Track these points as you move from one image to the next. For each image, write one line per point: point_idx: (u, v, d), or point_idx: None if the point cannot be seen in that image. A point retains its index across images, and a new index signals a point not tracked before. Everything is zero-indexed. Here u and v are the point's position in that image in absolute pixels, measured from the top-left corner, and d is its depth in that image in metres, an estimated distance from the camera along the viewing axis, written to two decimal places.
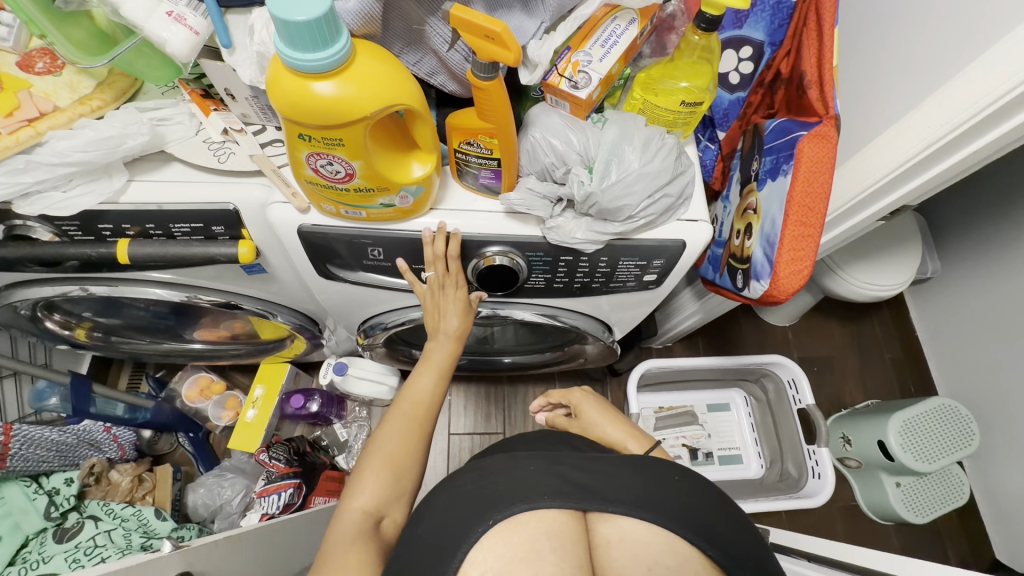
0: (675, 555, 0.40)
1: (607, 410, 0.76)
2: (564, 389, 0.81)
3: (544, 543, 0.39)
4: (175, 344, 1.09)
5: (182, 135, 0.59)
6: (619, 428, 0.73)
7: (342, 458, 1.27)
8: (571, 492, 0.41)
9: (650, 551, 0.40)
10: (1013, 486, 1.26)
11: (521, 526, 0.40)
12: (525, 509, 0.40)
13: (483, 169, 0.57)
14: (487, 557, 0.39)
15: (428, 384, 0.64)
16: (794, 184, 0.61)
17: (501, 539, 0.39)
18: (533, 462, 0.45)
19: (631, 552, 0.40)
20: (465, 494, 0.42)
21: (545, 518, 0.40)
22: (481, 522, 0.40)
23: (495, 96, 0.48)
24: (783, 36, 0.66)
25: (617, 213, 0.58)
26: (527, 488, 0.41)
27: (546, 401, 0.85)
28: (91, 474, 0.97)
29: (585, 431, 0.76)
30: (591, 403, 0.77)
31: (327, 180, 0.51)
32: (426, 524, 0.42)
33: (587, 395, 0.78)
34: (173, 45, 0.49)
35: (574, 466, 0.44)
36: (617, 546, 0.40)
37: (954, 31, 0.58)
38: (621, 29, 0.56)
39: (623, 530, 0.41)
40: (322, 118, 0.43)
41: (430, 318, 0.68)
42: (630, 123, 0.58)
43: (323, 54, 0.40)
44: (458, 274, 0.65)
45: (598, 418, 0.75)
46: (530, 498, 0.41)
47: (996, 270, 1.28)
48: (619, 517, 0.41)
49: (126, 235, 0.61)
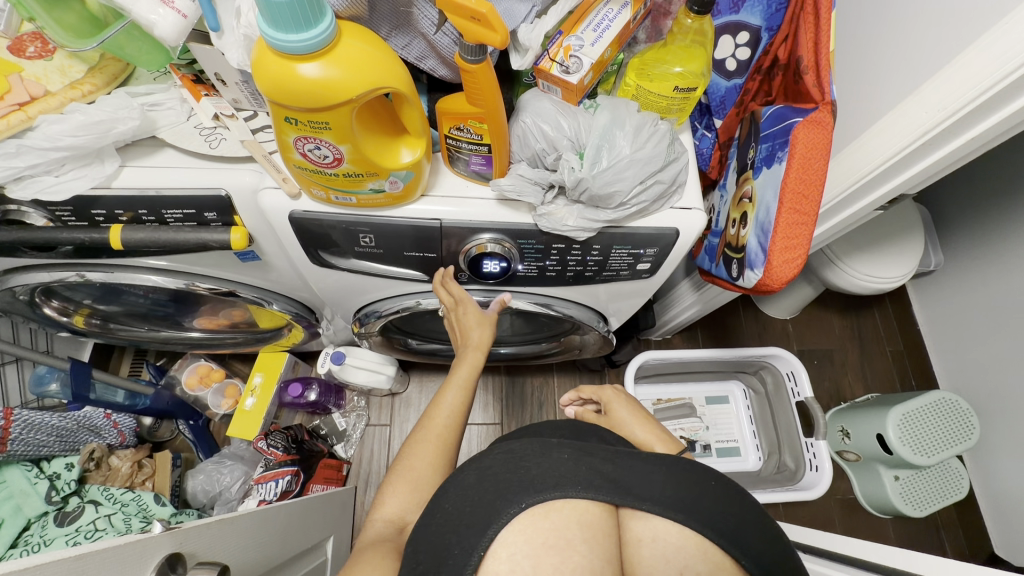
0: (707, 562, 0.39)
1: (639, 412, 0.76)
2: (596, 386, 0.81)
3: (575, 533, 0.38)
4: (173, 332, 1.09)
5: (174, 120, 0.59)
6: (646, 430, 0.72)
7: (341, 447, 1.29)
8: (604, 486, 0.39)
9: (681, 554, 0.38)
10: (1011, 480, 1.26)
11: (553, 513, 0.38)
12: (558, 496, 0.38)
13: (474, 156, 0.57)
14: (517, 540, 0.37)
15: (452, 399, 0.66)
16: (789, 171, 0.60)
17: (531, 523, 0.37)
18: (563, 448, 0.41)
19: (662, 555, 0.38)
20: (494, 473, 0.39)
21: (577, 509, 0.38)
22: (514, 504, 0.37)
23: (483, 79, 0.47)
24: (780, 20, 0.64)
25: (608, 200, 0.58)
26: (558, 475, 0.39)
27: (576, 396, 0.85)
28: (91, 458, 0.98)
29: (614, 427, 0.75)
30: (624, 401, 0.77)
31: (315, 165, 0.51)
32: (431, 511, 0.41)
33: (619, 394, 0.79)
34: (161, 29, 0.49)
35: (605, 458, 0.41)
36: (648, 546, 0.39)
37: (952, 17, 0.57)
38: (613, 14, 0.56)
39: (655, 530, 0.39)
40: (308, 101, 0.43)
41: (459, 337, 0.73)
42: (622, 109, 0.58)
43: (306, 34, 0.40)
44: (466, 302, 0.70)
45: (628, 417, 0.74)
46: (562, 486, 0.38)
47: (999, 262, 1.27)
48: (650, 516, 0.39)
49: (119, 220, 0.62)
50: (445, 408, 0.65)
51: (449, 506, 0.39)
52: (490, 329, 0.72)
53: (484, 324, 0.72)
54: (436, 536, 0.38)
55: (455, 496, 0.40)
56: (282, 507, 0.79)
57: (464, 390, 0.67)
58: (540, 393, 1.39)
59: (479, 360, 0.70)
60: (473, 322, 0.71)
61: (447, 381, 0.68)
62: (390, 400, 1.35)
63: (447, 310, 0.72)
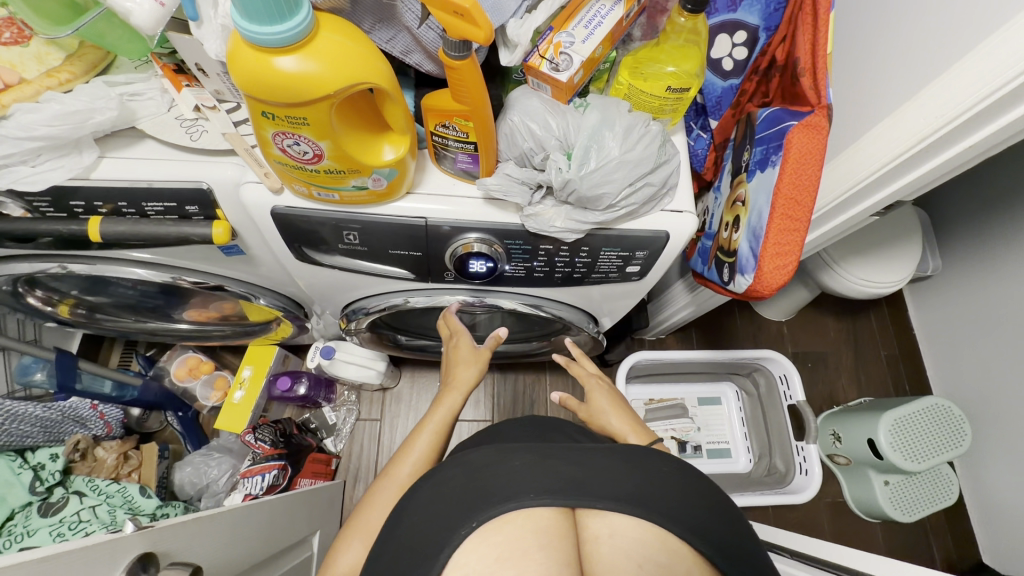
0: (667, 552, 0.37)
1: (617, 404, 0.75)
2: (583, 373, 0.80)
3: (531, 542, 0.36)
4: (162, 323, 1.09)
5: (153, 111, 0.58)
6: (621, 420, 0.72)
7: (330, 441, 1.29)
8: (565, 490, 0.38)
9: (641, 547, 0.36)
10: (1001, 486, 1.25)
11: (506, 525, 0.36)
12: (513, 507, 0.37)
13: (461, 153, 0.56)
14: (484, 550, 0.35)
15: (424, 443, 0.68)
16: (782, 175, 0.59)
17: (482, 539, 0.36)
18: (518, 455, 0.40)
19: (623, 549, 0.36)
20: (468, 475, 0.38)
21: (532, 516, 0.37)
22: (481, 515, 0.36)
23: (468, 76, 0.46)
24: (778, 20, 0.62)
25: (596, 202, 0.56)
26: (516, 483, 0.38)
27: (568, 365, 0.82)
28: (76, 449, 0.96)
29: (591, 417, 0.75)
30: (605, 391, 0.76)
31: (295, 161, 0.50)
32: (405, 521, 0.39)
33: (602, 382, 0.78)
34: (138, 17, 0.47)
35: (565, 460, 0.40)
36: (607, 543, 0.36)
37: (957, 18, 0.55)
38: (606, 10, 0.55)
39: (613, 526, 0.37)
40: (286, 96, 0.42)
41: (449, 371, 0.78)
42: (613, 109, 0.56)
43: (282, 26, 0.39)
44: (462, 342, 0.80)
45: (605, 406, 0.74)
46: (518, 497, 0.37)
47: (997, 267, 1.25)
48: (607, 512, 0.37)
49: (98, 213, 0.60)
50: (415, 454, 0.67)
51: (423, 510, 0.38)
52: (476, 370, 0.78)
53: (473, 364, 0.78)
54: (404, 547, 0.37)
55: (426, 505, 0.39)
56: (264, 506, 0.79)
57: (435, 432, 0.70)
58: (531, 391, 1.39)
59: (457, 400, 0.74)
60: (462, 356, 0.79)
61: (422, 422, 0.71)
62: (381, 395, 1.34)
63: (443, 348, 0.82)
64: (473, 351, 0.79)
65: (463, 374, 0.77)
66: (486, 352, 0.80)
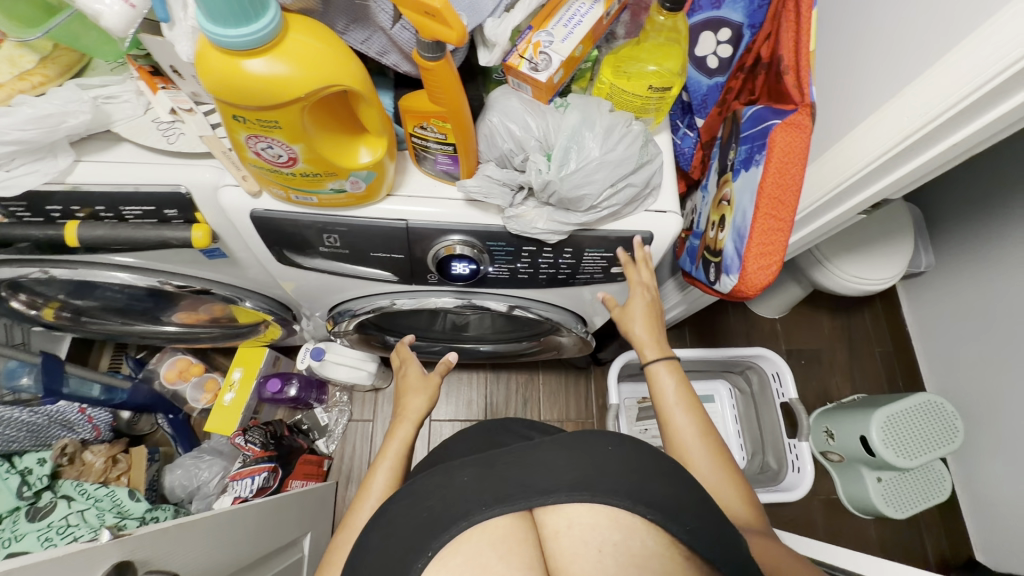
0: (620, 529, 0.39)
1: (652, 312, 0.72)
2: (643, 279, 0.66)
3: (491, 556, 0.38)
4: (150, 326, 1.08)
5: (129, 114, 0.57)
6: (647, 330, 0.72)
7: (322, 442, 1.29)
8: (512, 496, 0.39)
9: (596, 532, 0.39)
10: (992, 482, 1.26)
11: (463, 545, 0.38)
12: (467, 525, 0.38)
13: (441, 155, 0.55)
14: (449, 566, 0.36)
15: (381, 482, 0.67)
16: (765, 174, 0.58)
17: (442, 564, 0.38)
18: (466, 470, 0.41)
19: (581, 537, 0.39)
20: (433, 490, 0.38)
21: (489, 529, 0.38)
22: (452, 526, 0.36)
23: (443, 77, 0.45)
24: (762, 18, 0.61)
25: (579, 203, 0.56)
26: (468, 501, 0.39)
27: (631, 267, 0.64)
28: (64, 454, 0.95)
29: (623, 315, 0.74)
30: (646, 297, 0.69)
31: (270, 165, 0.49)
32: None
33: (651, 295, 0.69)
34: (107, 19, 0.46)
35: (508, 463, 0.41)
36: (566, 534, 0.39)
37: (961, 11, 0.52)
38: (585, 9, 0.54)
39: (570, 517, 0.39)
40: (256, 99, 0.41)
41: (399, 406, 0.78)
42: (593, 108, 0.55)
43: (247, 29, 0.38)
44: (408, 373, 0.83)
45: (638, 320, 0.72)
46: (470, 515, 0.38)
47: (990, 263, 1.25)
48: (562, 505, 0.39)
49: (76, 217, 0.60)
50: (375, 492, 0.65)
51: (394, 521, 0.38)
52: (421, 398, 0.78)
53: (419, 392, 0.79)
54: None
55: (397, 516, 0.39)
56: (251, 509, 0.79)
57: (391, 469, 0.68)
58: (524, 390, 1.38)
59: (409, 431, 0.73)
60: (411, 386, 0.81)
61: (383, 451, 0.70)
62: (373, 395, 1.34)
63: (395, 379, 0.85)
64: (421, 379, 0.82)
65: (412, 404, 0.77)
66: (432, 377, 0.82)
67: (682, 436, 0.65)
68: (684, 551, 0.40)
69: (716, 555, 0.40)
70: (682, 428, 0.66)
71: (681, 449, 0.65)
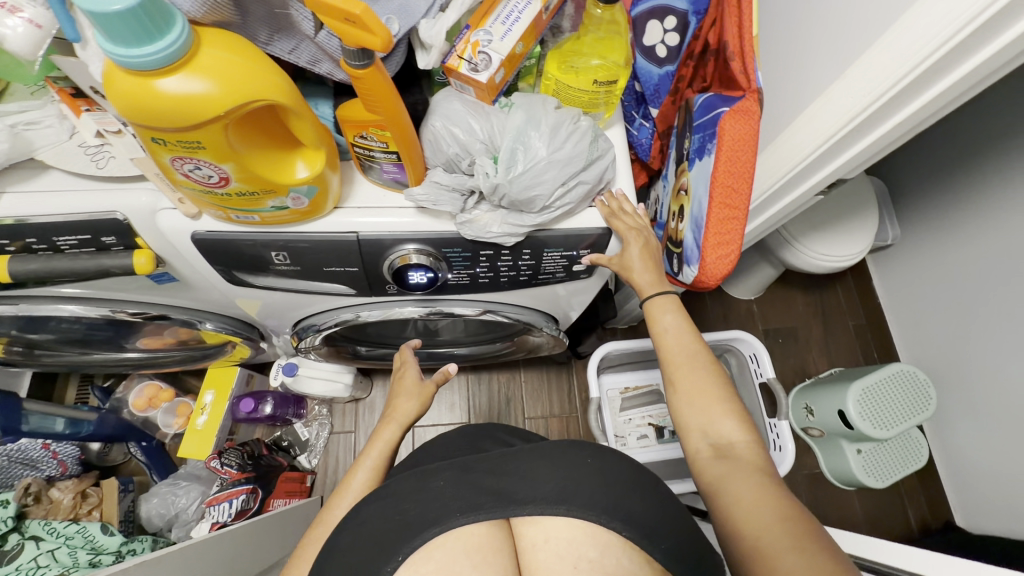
0: (598, 546, 0.38)
1: (651, 255, 0.63)
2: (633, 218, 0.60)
3: (463, 563, 0.37)
4: (111, 353, 1.04)
5: (54, 140, 0.54)
6: (648, 272, 0.64)
7: (304, 457, 1.27)
8: (488, 504, 0.38)
9: (574, 547, 0.38)
10: (967, 445, 1.29)
11: (435, 551, 0.37)
12: (438, 532, 0.37)
13: (386, 163, 0.53)
14: None
15: (361, 478, 0.64)
16: (717, 163, 0.58)
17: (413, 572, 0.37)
18: (441, 474, 0.41)
19: (557, 552, 0.38)
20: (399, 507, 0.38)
21: (463, 536, 0.38)
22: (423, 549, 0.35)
23: (374, 85, 0.44)
24: (706, 4, 0.61)
25: (530, 205, 0.55)
26: (440, 508, 0.38)
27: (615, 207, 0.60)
28: (28, 493, 0.90)
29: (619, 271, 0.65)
30: (641, 243, 0.61)
31: (202, 185, 0.47)
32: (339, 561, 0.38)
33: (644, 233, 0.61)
34: (13, 43, 0.43)
35: (485, 470, 0.40)
36: (543, 548, 0.38)
37: None
38: (522, 5, 0.52)
39: (547, 531, 0.39)
40: (172, 120, 0.39)
41: (390, 408, 0.76)
42: (538, 107, 0.54)
43: (152, 48, 0.36)
44: (407, 374, 0.81)
45: (638, 266, 0.63)
46: (442, 520, 0.38)
47: (954, 232, 1.27)
48: (540, 518, 0.39)
49: (6, 252, 0.57)
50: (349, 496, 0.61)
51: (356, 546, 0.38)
52: (414, 403, 0.76)
53: (413, 397, 0.77)
54: None
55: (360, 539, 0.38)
56: (226, 535, 0.77)
57: (370, 470, 0.65)
58: (506, 389, 1.37)
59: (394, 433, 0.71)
60: (405, 390, 0.78)
61: (360, 457, 0.66)
62: (353, 406, 1.32)
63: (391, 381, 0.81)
64: (418, 384, 0.79)
65: (403, 407, 0.75)
66: (431, 386, 0.80)
67: (672, 356, 0.62)
68: (657, 568, 0.39)
69: (690, 569, 0.39)
70: (674, 348, 0.63)
71: (672, 368, 0.62)
